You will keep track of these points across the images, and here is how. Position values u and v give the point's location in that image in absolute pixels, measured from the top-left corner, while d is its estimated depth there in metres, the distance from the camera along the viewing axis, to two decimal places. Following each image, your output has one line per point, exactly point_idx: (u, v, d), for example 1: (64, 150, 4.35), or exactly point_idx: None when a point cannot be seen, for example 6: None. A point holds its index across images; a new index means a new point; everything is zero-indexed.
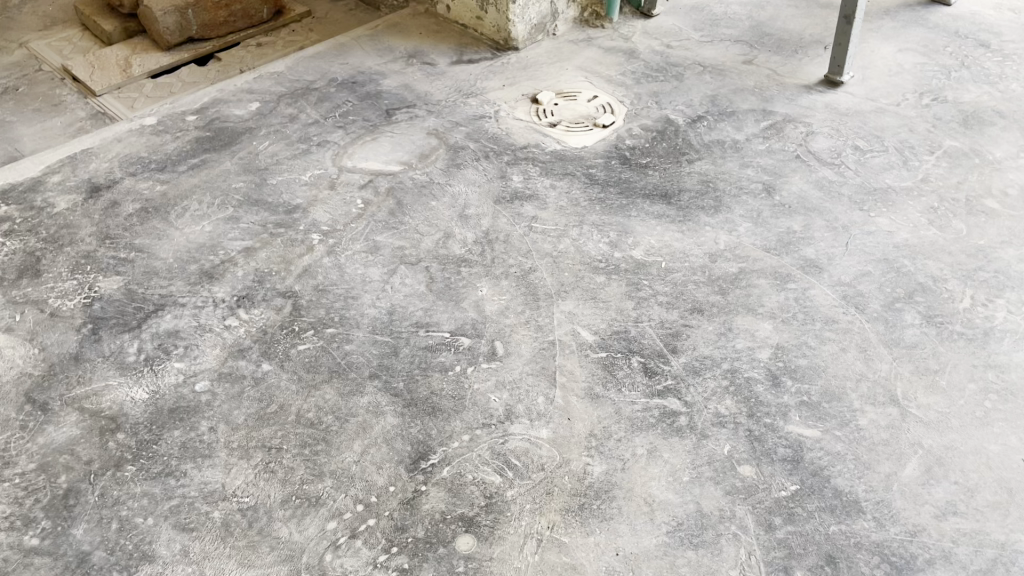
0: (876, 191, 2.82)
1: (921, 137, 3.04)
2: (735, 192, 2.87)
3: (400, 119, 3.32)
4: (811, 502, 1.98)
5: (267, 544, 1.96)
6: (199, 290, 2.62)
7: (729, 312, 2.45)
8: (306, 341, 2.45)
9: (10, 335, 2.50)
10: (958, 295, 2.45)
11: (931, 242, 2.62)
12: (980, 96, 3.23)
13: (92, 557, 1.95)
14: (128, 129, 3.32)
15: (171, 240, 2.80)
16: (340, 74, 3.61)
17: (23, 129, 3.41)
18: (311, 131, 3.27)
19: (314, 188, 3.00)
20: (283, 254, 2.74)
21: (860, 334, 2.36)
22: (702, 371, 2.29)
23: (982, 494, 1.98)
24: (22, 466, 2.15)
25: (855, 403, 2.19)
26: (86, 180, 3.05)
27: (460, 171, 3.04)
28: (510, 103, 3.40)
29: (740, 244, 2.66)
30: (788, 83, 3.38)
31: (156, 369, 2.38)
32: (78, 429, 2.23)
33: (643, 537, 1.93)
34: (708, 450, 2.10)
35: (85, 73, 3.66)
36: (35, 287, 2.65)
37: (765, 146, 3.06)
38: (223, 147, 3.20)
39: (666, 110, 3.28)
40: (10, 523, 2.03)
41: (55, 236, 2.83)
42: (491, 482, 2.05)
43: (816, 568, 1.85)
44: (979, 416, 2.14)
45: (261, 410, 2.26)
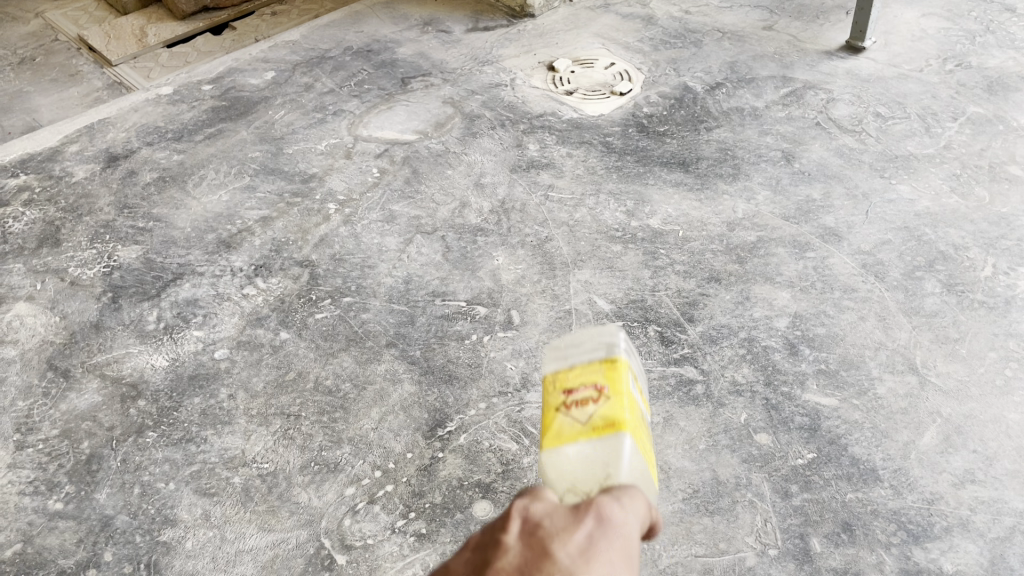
0: (898, 158, 2.78)
1: (945, 103, 2.99)
2: (754, 159, 2.83)
3: (415, 87, 3.31)
4: (828, 469, 1.98)
5: (287, 509, 1.98)
6: (216, 259, 2.64)
7: (747, 281, 2.43)
8: (323, 309, 2.46)
9: (31, 303, 2.53)
10: (980, 263, 2.42)
11: (953, 210, 2.59)
12: (1005, 61, 3.17)
13: (115, 521, 1.98)
14: (144, 99, 3.32)
15: (188, 210, 2.81)
16: (356, 43, 3.58)
17: (41, 100, 3.43)
18: (326, 100, 3.26)
19: (330, 157, 2.99)
20: (301, 223, 2.74)
21: (879, 302, 2.34)
22: (719, 340, 2.28)
23: (1001, 463, 1.97)
24: (45, 432, 2.18)
25: (873, 371, 2.18)
26: (103, 150, 3.07)
27: (476, 140, 3.02)
28: (526, 70, 3.37)
29: (759, 213, 2.64)
30: (808, 49, 3.32)
31: (175, 337, 2.40)
32: (100, 396, 2.26)
33: (659, 504, 1.94)
34: (724, 418, 2.10)
35: (102, 44, 3.67)
36: (55, 256, 2.68)
37: (785, 113, 3.01)
38: (239, 117, 3.20)
39: (685, 77, 3.24)
40: (35, 487, 2.07)
41: (74, 206, 2.85)
42: (508, 449, 2.07)
43: (833, 535, 1.86)
44: (1000, 384, 2.12)
45: (280, 377, 2.28)
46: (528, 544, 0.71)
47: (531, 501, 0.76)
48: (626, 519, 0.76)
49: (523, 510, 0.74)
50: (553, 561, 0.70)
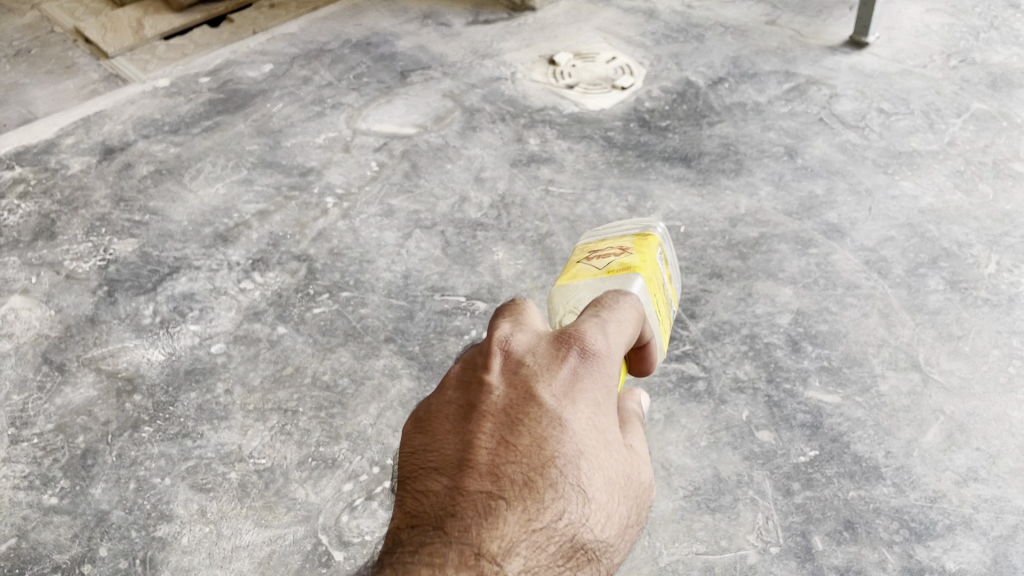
0: (901, 154, 2.76)
1: (949, 99, 2.98)
2: (757, 155, 2.81)
3: (415, 81, 3.28)
4: (830, 467, 1.96)
5: (284, 504, 1.97)
6: (213, 252, 2.61)
7: (749, 277, 2.41)
8: (321, 304, 2.43)
9: (26, 297, 2.50)
10: (984, 260, 2.41)
11: (957, 207, 2.57)
12: (1010, 57, 3.15)
13: (110, 517, 1.97)
14: (141, 91, 3.29)
15: (185, 203, 2.79)
16: (354, 36, 3.56)
17: (37, 92, 3.39)
18: (325, 93, 3.23)
19: (328, 150, 2.97)
20: (299, 217, 2.72)
21: (882, 299, 2.32)
22: (721, 336, 2.26)
23: (1004, 461, 1.95)
24: (40, 426, 2.16)
25: (876, 368, 2.16)
26: (99, 143, 3.04)
27: (475, 134, 3.00)
28: (527, 64, 3.34)
29: (762, 209, 2.62)
30: (812, 44, 3.30)
31: (171, 332, 2.38)
32: (95, 390, 2.23)
33: (659, 501, 1.93)
34: (726, 416, 2.08)
35: (98, 36, 3.64)
36: (51, 249, 2.65)
37: (788, 109, 2.99)
38: (236, 110, 3.17)
39: (687, 72, 3.21)
40: (30, 482, 2.04)
41: (69, 198, 2.82)
42: None
43: (835, 533, 1.85)
44: (1004, 382, 2.11)
45: (277, 372, 2.25)
46: (512, 385, 0.95)
47: (512, 335, 1.00)
48: (601, 345, 1.00)
49: (509, 354, 0.98)
50: (538, 405, 0.92)
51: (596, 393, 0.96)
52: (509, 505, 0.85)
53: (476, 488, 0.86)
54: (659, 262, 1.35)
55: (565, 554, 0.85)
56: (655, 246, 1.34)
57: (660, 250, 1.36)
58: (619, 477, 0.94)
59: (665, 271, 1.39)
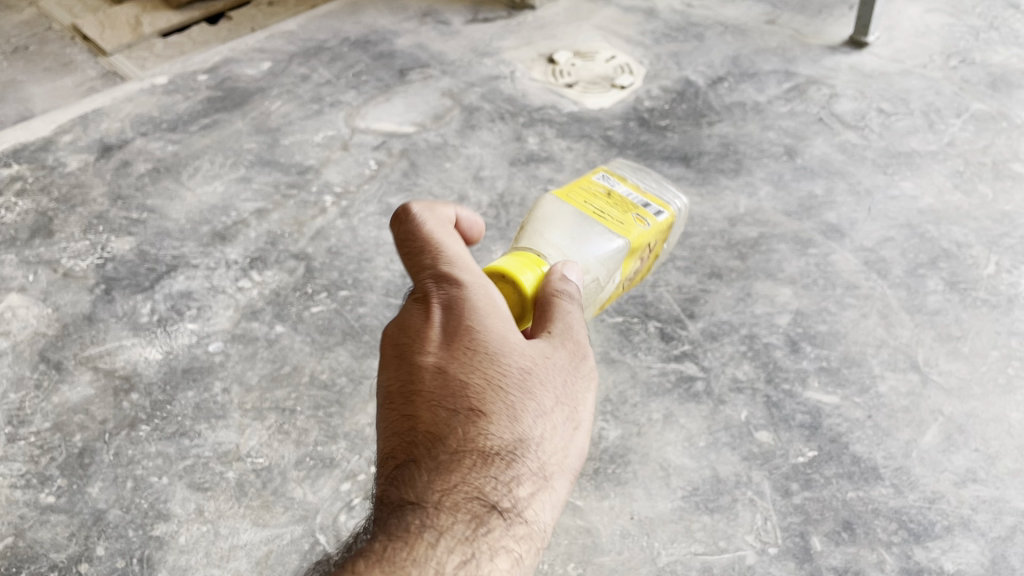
0: (901, 154, 2.76)
1: (949, 99, 2.97)
2: (757, 154, 2.81)
3: (414, 79, 3.27)
4: (829, 468, 1.96)
5: (281, 504, 1.97)
6: (211, 251, 2.60)
7: (749, 277, 2.41)
8: (319, 302, 2.43)
9: (23, 295, 2.49)
10: (983, 261, 2.40)
11: (956, 207, 2.56)
12: (1009, 58, 3.15)
13: (107, 515, 1.96)
14: (139, 89, 3.29)
15: (183, 201, 2.78)
16: (353, 34, 3.55)
17: (35, 89, 3.38)
18: (324, 91, 3.23)
19: (327, 148, 2.96)
20: (297, 215, 2.71)
21: (881, 299, 2.32)
22: (719, 337, 2.26)
23: (1003, 462, 1.95)
24: (37, 424, 2.16)
25: (875, 368, 2.16)
26: (97, 140, 3.03)
27: (474, 133, 2.99)
28: (526, 63, 3.34)
29: (761, 208, 2.61)
30: (812, 44, 3.30)
31: (169, 330, 2.37)
32: (93, 388, 2.23)
33: (657, 501, 1.93)
34: (725, 416, 2.08)
35: (96, 33, 3.63)
36: (48, 247, 2.64)
37: (788, 108, 2.99)
38: (235, 107, 3.16)
39: (686, 71, 3.21)
40: (27, 480, 2.04)
41: (67, 196, 2.81)
42: None
43: (833, 534, 1.85)
44: (1002, 383, 2.10)
45: (275, 371, 2.25)
46: (398, 364, 1.21)
47: (393, 332, 1.25)
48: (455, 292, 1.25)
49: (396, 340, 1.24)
50: (422, 368, 1.18)
51: (490, 332, 1.20)
52: (431, 438, 1.13)
53: (402, 450, 1.14)
54: (606, 187, 1.74)
55: (482, 462, 1.11)
56: (591, 178, 1.75)
57: (604, 180, 1.76)
58: (535, 381, 1.17)
59: (623, 189, 1.76)
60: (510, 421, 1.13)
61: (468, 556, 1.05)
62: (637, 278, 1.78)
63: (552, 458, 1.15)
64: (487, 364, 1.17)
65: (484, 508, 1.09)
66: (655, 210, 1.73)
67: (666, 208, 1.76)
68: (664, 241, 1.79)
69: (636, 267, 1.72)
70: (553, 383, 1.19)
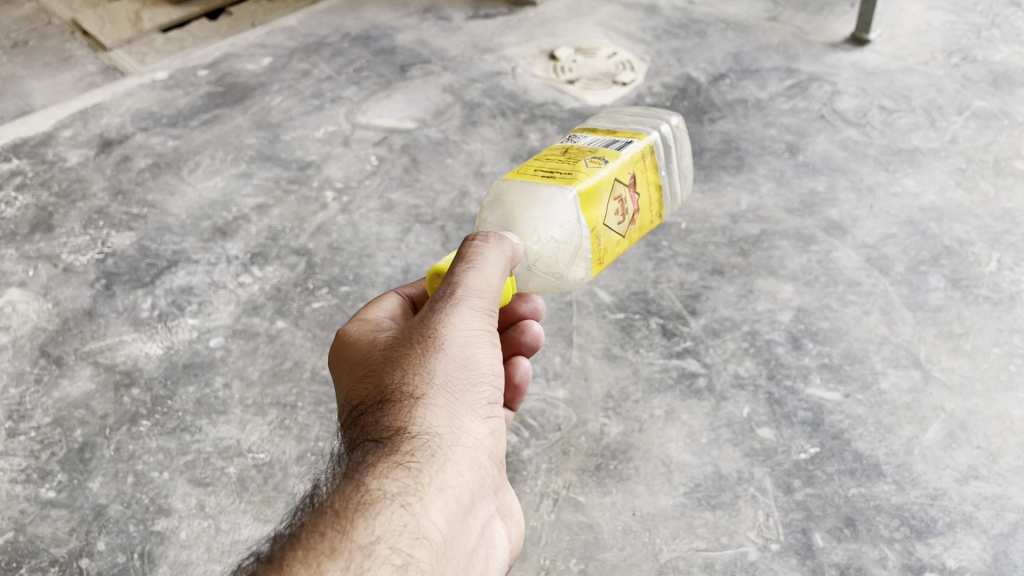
0: (902, 152, 2.76)
1: (950, 96, 2.97)
2: (758, 151, 2.81)
3: (415, 75, 3.27)
4: (831, 464, 1.96)
5: (283, 500, 1.97)
6: (211, 246, 2.60)
7: (751, 274, 2.40)
8: (320, 298, 2.42)
9: (23, 290, 2.49)
10: (985, 258, 2.40)
11: (958, 205, 2.56)
12: (1011, 56, 3.15)
13: (108, 510, 1.96)
14: (139, 84, 3.28)
15: (184, 196, 2.78)
16: (354, 29, 3.54)
17: (34, 84, 3.37)
18: (325, 87, 3.22)
19: (328, 144, 2.95)
20: (298, 211, 2.70)
21: (883, 296, 2.32)
22: (721, 333, 2.25)
23: (1005, 459, 1.95)
24: (37, 420, 2.15)
25: (877, 366, 2.16)
26: (97, 135, 3.02)
27: (476, 129, 2.99)
28: (527, 59, 3.33)
29: (763, 205, 2.61)
30: (813, 41, 3.29)
31: (170, 325, 2.37)
32: (93, 383, 2.22)
33: (659, 497, 1.93)
34: (727, 412, 2.08)
35: (96, 28, 3.63)
36: (48, 242, 2.63)
37: (790, 105, 2.99)
38: (235, 103, 3.15)
39: (688, 68, 3.21)
40: (27, 476, 2.03)
41: (67, 191, 2.80)
42: (507, 442, 2.05)
43: (835, 530, 1.85)
44: (1004, 380, 2.11)
45: (276, 366, 2.24)
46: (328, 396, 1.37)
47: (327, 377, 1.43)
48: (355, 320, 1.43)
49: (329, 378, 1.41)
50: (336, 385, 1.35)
51: (367, 333, 1.38)
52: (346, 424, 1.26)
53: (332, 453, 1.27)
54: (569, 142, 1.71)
55: (375, 416, 1.22)
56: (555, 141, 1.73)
57: (568, 138, 1.74)
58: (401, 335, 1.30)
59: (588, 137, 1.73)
60: (383, 380, 1.26)
61: (355, 482, 1.12)
62: (636, 218, 1.70)
63: (441, 386, 1.24)
64: (361, 358, 1.34)
65: (369, 446, 1.18)
66: (622, 145, 1.69)
67: (637, 138, 1.72)
68: (649, 170, 1.72)
69: (624, 203, 1.66)
70: (421, 322, 1.30)
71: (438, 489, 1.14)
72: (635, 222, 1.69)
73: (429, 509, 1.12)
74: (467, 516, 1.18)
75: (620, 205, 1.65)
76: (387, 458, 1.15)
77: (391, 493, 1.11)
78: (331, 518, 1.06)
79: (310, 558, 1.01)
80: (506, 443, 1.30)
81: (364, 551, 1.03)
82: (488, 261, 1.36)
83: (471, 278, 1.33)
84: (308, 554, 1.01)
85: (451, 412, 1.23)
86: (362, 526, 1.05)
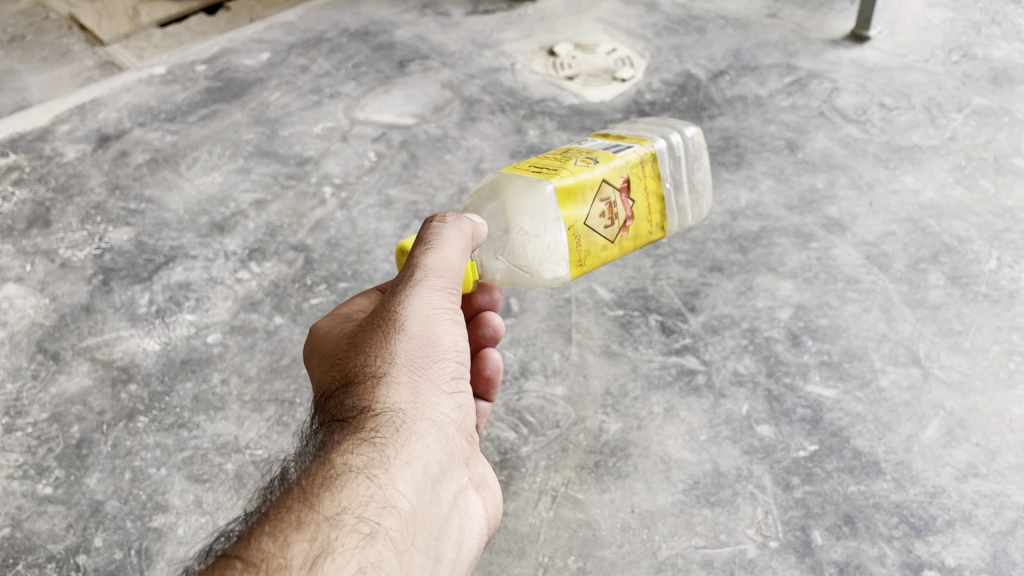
0: (902, 149, 2.76)
1: (950, 94, 2.97)
2: (758, 148, 2.80)
3: (413, 71, 3.26)
4: (829, 462, 1.96)
5: None
6: (209, 242, 2.59)
7: (750, 271, 2.40)
8: (319, 294, 2.42)
9: (20, 285, 2.48)
10: (985, 256, 2.40)
11: (958, 202, 2.56)
12: (1011, 53, 3.14)
13: (105, 507, 1.95)
14: (137, 79, 3.27)
15: (181, 192, 2.77)
16: (353, 25, 3.53)
17: (31, 78, 3.36)
18: (323, 82, 3.21)
19: (326, 139, 2.94)
20: (296, 206, 2.70)
21: (882, 294, 2.32)
22: (721, 330, 2.25)
23: (1004, 456, 1.95)
24: (34, 415, 2.14)
25: (876, 363, 2.15)
26: (95, 130, 3.01)
27: (474, 125, 2.98)
28: (526, 55, 3.32)
29: (762, 202, 2.61)
30: (813, 38, 3.29)
31: (167, 321, 2.36)
32: (91, 379, 2.22)
33: (658, 495, 1.93)
34: (726, 410, 2.07)
35: (94, 23, 3.63)
36: (45, 237, 2.62)
37: (789, 102, 2.98)
38: (233, 98, 3.14)
39: (688, 64, 3.20)
40: (24, 471, 2.03)
41: (64, 186, 2.79)
42: (506, 438, 2.04)
43: (834, 528, 1.85)
44: (1004, 378, 2.10)
45: (274, 362, 2.24)
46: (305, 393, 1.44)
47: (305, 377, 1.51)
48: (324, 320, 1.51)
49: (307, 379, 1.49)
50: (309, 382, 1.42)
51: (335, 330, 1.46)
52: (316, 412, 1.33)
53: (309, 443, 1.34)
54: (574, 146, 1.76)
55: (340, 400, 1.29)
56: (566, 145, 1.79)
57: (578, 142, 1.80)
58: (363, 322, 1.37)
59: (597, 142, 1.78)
60: (347, 366, 1.33)
61: (322, 459, 1.18)
62: (629, 225, 1.71)
63: (402, 362, 1.31)
64: (329, 352, 1.41)
65: (335, 426, 1.24)
66: (620, 150, 1.72)
67: (640, 145, 1.74)
68: (648, 179, 1.73)
69: (614, 207, 1.68)
70: (385, 304, 1.37)
71: (404, 461, 1.21)
72: (626, 227, 1.71)
73: (396, 478, 1.18)
74: (436, 486, 1.24)
75: (608, 209, 1.67)
76: (354, 436, 1.21)
77: (357, 466, 1.17)
78: (299, 492, 1.12)
79: (279, 527, 1.07)
80: (473, 416, 1.36)
81: (332, 521, 1.09)
82: (446, 243, 1.43)
83: (429, 261, 1.40)
84: (276, 526, 1.07)
85: (415, 388, 1.30)
86: (330, 497, 1.11)
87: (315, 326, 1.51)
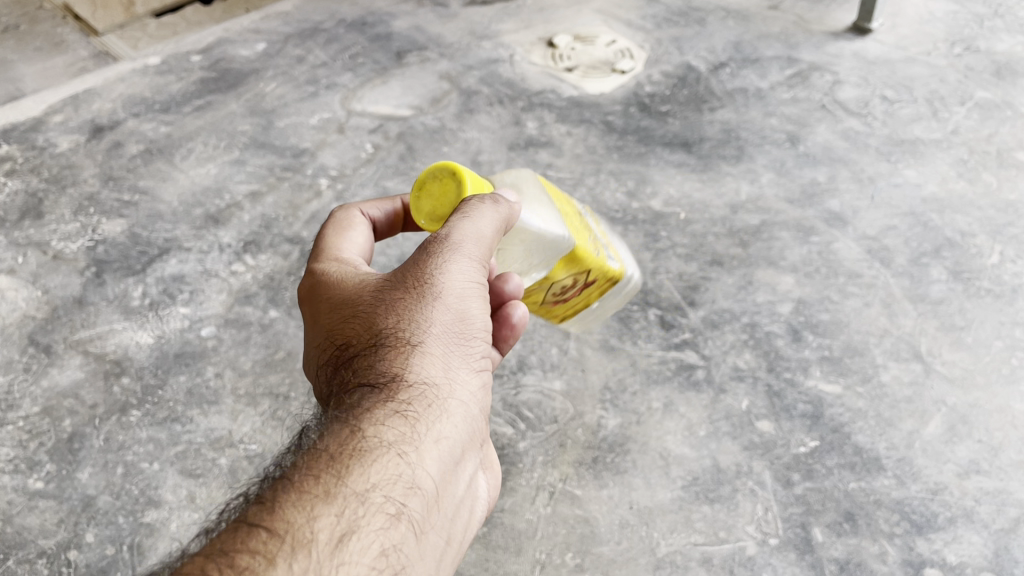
0: (904, 142, 2.73)
1: (953, 87, 2.94)
2: (758, 141, 2.77)
3: (411, 62, 3.22)
4: (830, 458, 1.94)
5: None
6: (204, 234, 2.56)
7: (751, 265, 2.38)
8: None
9: (12, 277, 2.45)
10: (987, 250, 2.38)
11: (960, 196, 2.53)
12: (1014, 46, 3.12)
13: (97, 502, 1.92)
14: (131, 69, 3.23)
15: (175, 183, 2.73)
16: (350, 15, 3.49)
17: (25, 68, 3.32)
18: (319, 73, 3.17)
19: (323, 131, 2.91)
20: (292, 199, 2.67)
21: (884, 289, 2.29)
22: (720, 325, 2.23)
23: (1007, 453, 1.93)
24: (26, 409, 2.12)
25: (877, 359, 2.13)
26: (88, 121, 2.98)
27: (472, 117, 2.95)
28: (525, 46, 3.29)
29: (763, 195, 2.58)
30: (814, 30, 3.26)
31: (161, 314, 2.33)
32: (83, 372, 2.19)
33: (657, 491, 1.90)
34: (725, 405, 2.05)
35: (88, 13, 3.60)
36: (38, 229, 2.59)
37: (790, 95, 2.95)
38: (229, 89, 3.11)
39: (688, 56, 3.17)
40: (15, 466, 2.00)
41: (57, 177, 2.76)
42: (503, 434, 2.02)
43: (835, 525, 1.83)
44: (1006, 373, 2.08)
45: (268, 356, 2.21)
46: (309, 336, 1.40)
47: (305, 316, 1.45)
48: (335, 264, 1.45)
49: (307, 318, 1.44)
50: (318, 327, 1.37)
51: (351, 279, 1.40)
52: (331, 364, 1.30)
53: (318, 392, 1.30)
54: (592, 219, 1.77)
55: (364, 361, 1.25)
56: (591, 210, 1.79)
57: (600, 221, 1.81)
58: (393, 279, 1.33)
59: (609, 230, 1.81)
60: (374, 327, 1.28)
61: (351, 428, 1.15)
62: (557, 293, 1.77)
63: (430, 331, 1.27)
64: (349, 302, 1.35)
65: (363, 390, 1.21)
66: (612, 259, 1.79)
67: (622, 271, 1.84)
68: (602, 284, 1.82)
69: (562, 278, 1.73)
70: (416, 266, 1.32)
71: (434, 439, 1.18)
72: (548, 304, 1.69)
73: (426, 457, 1.16)
74: (458, 466, 1.22)
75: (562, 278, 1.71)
76: (385, 405, 1.18)
77: (388, 440, 1.14)
78: (328, 460, 1.10)
79: (307, 498, 1.05)
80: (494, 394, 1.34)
81: (360, 497, 1.07)
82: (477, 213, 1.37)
83: (462, 226, 1.35)
84: (301, 497, 1.05)
85: (446, 363, 1.26)
86: (361, 470, 1.09)
87: (327, 270, 1.44)
